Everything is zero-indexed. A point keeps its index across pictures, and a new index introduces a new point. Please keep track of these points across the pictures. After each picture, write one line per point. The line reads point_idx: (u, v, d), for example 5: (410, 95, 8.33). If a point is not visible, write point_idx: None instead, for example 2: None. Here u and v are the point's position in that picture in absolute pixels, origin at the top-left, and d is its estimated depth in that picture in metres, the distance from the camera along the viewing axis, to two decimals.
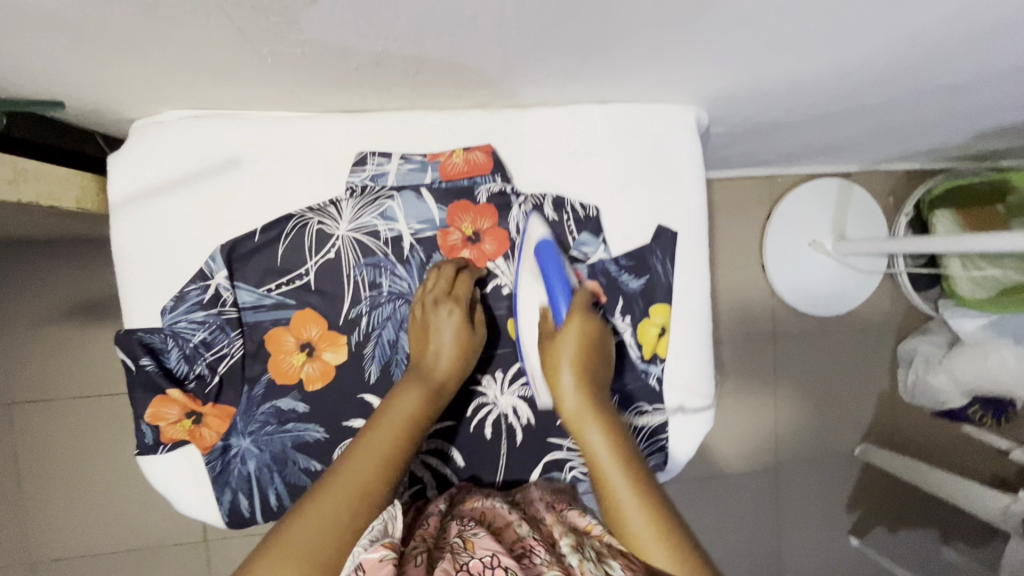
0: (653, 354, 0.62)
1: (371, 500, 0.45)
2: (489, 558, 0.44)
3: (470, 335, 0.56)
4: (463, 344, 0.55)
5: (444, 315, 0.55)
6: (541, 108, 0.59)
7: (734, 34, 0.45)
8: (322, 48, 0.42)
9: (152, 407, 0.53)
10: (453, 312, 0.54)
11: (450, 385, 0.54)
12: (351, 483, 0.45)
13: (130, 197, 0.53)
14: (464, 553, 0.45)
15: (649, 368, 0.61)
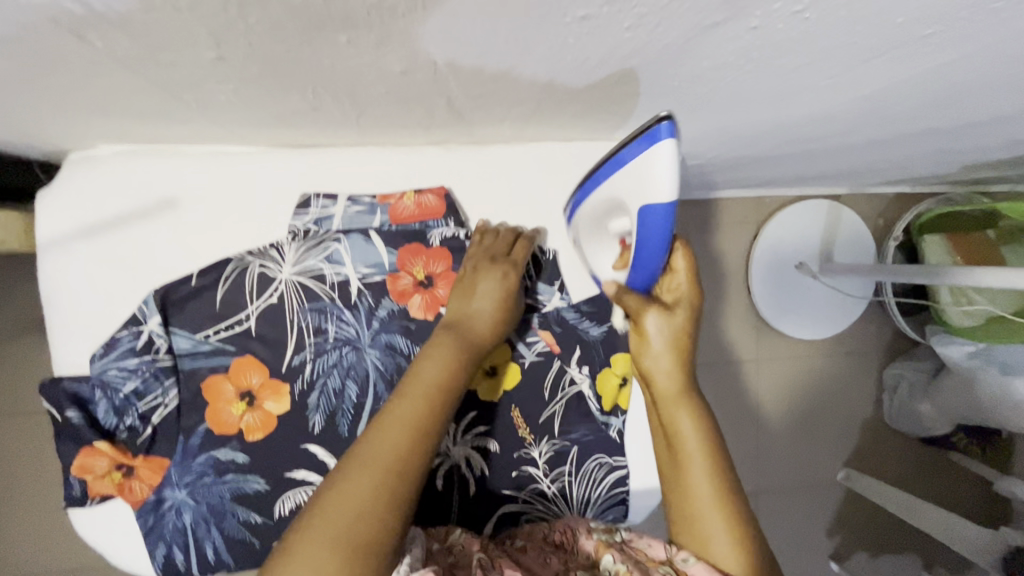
0: (614, 406, 0.60)
1: (418, 454, 0.39)
2: None
3: (511, 300, 0.54)
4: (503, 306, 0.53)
5: (494, 276, 0.53)
6: (500, 146, 0.57)
7: (694, 88, 0.42)
8: (249, 96, 0.39)
9: (78, 459, 0.50)
10: (506, 275, 0.54)
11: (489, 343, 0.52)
12: (398, 449, 0.39)
13: (58, 238, 0.50)
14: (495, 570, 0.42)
15: (610, 420, 0.60)
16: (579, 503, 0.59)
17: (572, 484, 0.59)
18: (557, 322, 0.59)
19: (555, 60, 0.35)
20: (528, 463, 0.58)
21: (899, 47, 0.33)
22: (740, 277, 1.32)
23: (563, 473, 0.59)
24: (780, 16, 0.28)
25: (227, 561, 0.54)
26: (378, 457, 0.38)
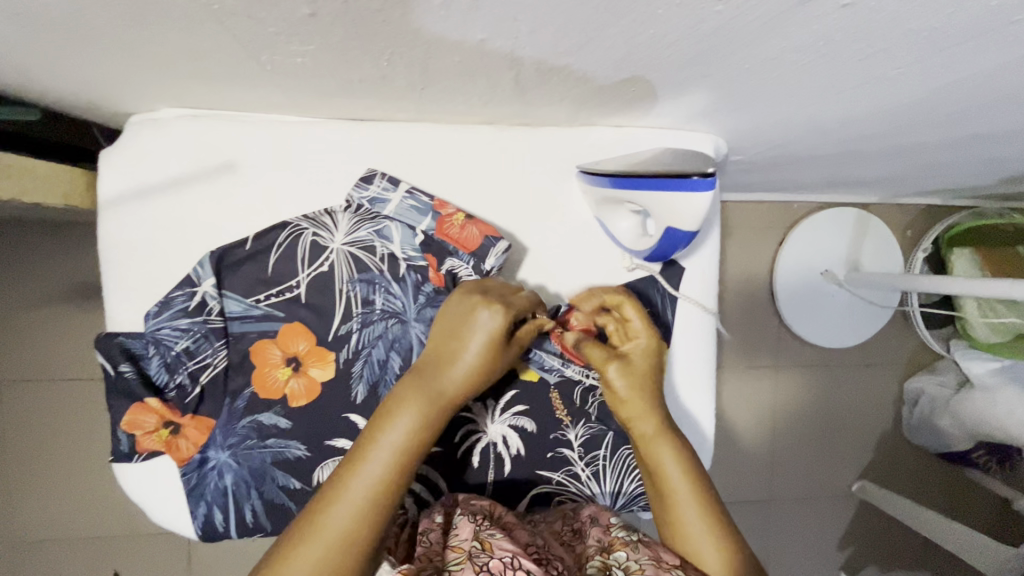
0: None
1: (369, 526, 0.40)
2: (510, 559, 0.42)
3: (500, 347, 0.50)
4: (489, 356, 0.49)
5: (483, 319, 0.49)
6: (552, 128, 0.57)
7: (761, 72, 0.42)
8: (324, 59, 0.40)
9: (128, 415, 0.51)
10: (496, 318, 0.49)
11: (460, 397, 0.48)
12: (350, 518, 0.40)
13: (119, 196, 0.51)
14: (482, 554, 0.43)
15: None
16: (611, 486, 0.59)
17: (605, 468, 0.59)
18: None
19: (635, 34, 0.35)
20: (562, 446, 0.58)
21: (978, 36, 0.33)
22: (765, 282, 1.31)
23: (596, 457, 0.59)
24: None
25: (265, 525, 0.54)
26: (336, 524, 0.39)
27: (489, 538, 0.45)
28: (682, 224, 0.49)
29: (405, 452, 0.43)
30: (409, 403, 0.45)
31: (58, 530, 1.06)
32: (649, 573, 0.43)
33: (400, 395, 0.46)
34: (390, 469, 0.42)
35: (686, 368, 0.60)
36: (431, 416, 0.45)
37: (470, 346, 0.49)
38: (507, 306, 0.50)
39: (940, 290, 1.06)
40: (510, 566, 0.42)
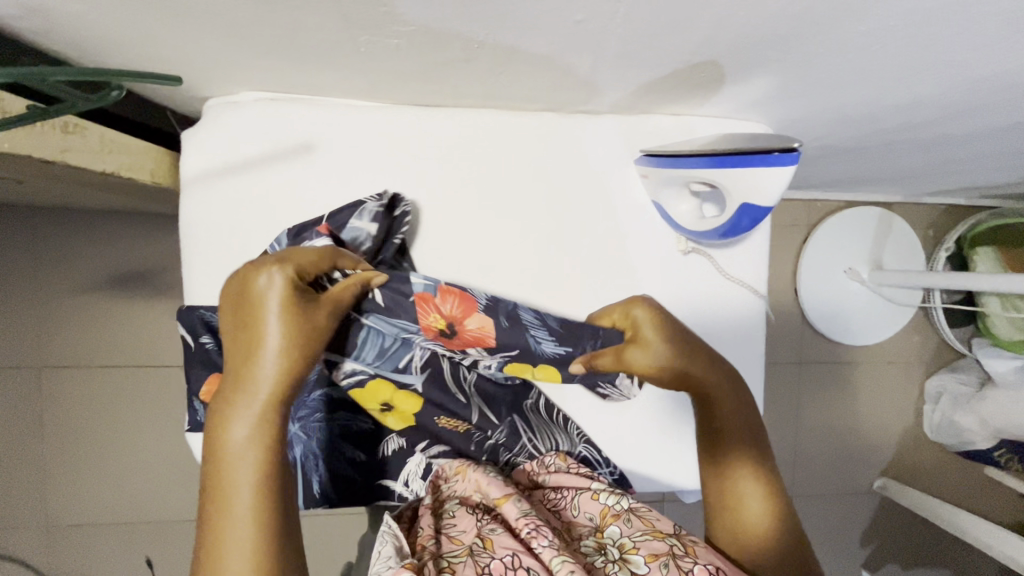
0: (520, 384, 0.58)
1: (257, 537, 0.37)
2: (511, 558, 0.46)
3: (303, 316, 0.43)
4: (290, 327, 0.42)
5: (265, 288, 0.42)
6: (612, 115, 0.59)
7: (827, 58, 0.44)
8: (419, 41, 0.42)
9: (206, 385, 0.52)
10: (274, 283, 0.42)
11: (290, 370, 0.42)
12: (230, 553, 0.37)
13: (201, 174, 0.53)
14: (484, 554, 0.47)
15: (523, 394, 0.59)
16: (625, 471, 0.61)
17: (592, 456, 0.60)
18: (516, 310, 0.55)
19: (722, 15, 0.37)
20: (611, 423, 0.61)
21: None
22: (788, 279, 1.33)
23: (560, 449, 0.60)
24: None
25: (330, 495, 0.57)
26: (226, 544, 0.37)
27: (490, 536, 0.49)
28: (760, 196, 0.49)
29: (260, 473, 0.39)
30: (233, 406, 0.40)
31: (96, 514, 1.07)
32: (645, 552, 0.48)
33: (221, 402, 0.41)
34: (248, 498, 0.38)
35: (739, 347, 0.62)
36: (270, 414, 0.41)
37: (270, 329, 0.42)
38: (284, 266, 0.43)
39: (965, 286, 1.08)
40: (511, 565, 0.45)
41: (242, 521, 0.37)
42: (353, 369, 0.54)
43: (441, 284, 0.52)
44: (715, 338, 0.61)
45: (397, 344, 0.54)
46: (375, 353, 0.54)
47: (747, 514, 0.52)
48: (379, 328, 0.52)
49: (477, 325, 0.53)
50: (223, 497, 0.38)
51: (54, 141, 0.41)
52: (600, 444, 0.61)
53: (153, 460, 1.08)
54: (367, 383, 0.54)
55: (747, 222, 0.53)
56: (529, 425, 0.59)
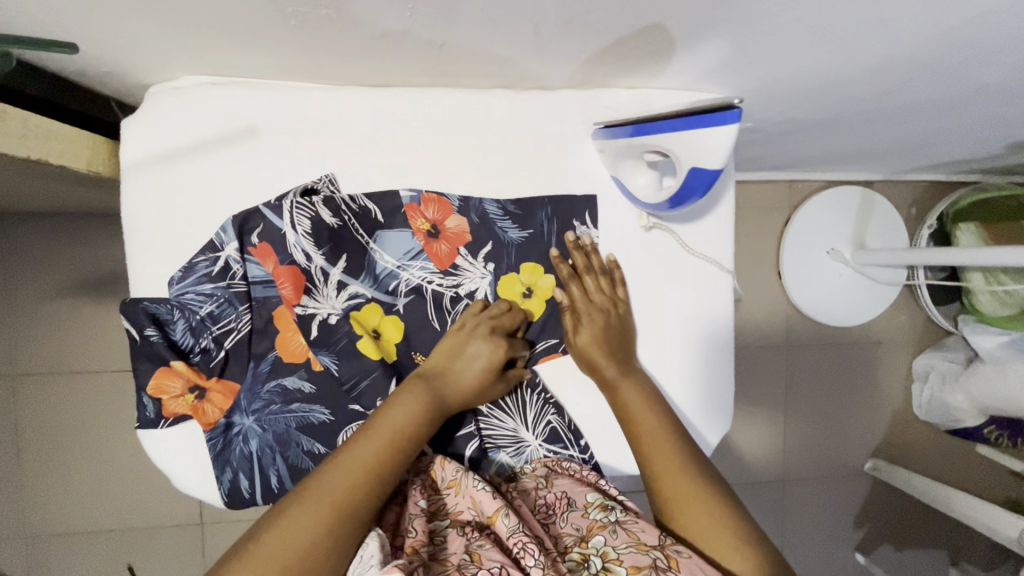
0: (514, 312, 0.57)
1: (373, 483, 0.44)
2: (497, 570, 0.44)
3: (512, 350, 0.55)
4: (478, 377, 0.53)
5: (484, 345, 0.53)
6: (568, 90, 0.57)
7: (777, 17, 0.42)
8: (348, 11, 0.40)
9: (155, 379, 0.51)
10: (495, 349, 0.53)
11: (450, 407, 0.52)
12: (333, 500, 0.42)
13: (142, 161, 0.51)
14: (471, 566, 0.44)
15: None
16: (592, 454, 0.59)
17: (560, 426, 0.58)
18: (474, 210, 0.56)
19: None
20: (578, 406, 0.59)
21: None
22: (772, 263, 1.31)
23: (528, 411, 0.58)
24: None
25: (289, 491, 0.55)
26: (345, 476, 0.43)
27: (477, 550, 0.46)
28: (710, 158, 0.46)
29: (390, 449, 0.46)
30: (413, 392, 0.50)
31: (75, 523, 1.05)
32: (628, 564, 0.45)
33: (409, 386, 0.50)
34: (372, 462, 0.44)
35: (708, 326, 0.60)
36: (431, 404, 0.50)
37: (477, 347, 0.53)
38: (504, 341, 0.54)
39: (948, 262, 1.07)
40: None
41: (359, 478, 0.43)
42: (354, 290, 0.54)
43: (425, 192, 0.55)
44: (682, 317, 0.60)
45: (390, 269, 0.55)
46: (374, 276, 0.55)
47: (676, 496, 0.49)
48: (385, 246, 0.55)
49: (455, 223, 0.56)
50: (358, 456, 0.44)
51: None
52: (577, 429, 0.59)
53: (130, 465, 1.06)
54: (362, 306, 0.54)
55: (700, 182, 0.49)
56: None
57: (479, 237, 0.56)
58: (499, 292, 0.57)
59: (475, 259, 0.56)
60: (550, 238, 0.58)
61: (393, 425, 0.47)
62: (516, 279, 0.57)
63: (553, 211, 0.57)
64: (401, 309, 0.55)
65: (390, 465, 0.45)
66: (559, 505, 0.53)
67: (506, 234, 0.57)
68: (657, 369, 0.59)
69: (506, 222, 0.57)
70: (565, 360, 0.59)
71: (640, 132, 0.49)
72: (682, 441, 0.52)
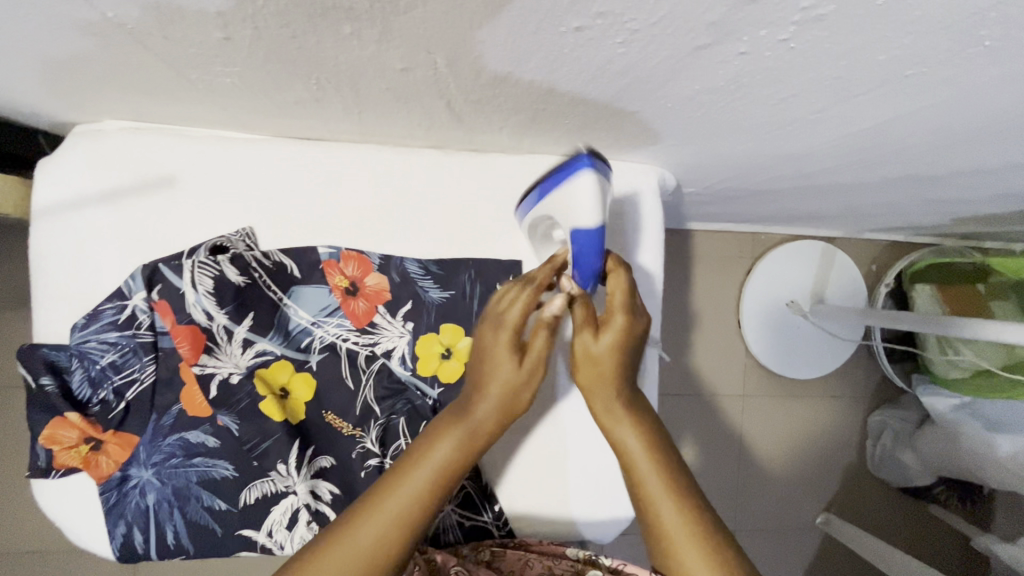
0: (430, 374, 0.56)
1: (403, 530, 0.41)
2: None
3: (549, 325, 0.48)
4: (513, 366, 0.47)
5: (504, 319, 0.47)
6: (499, 154, 0.57)
7: (685, 114, 0.43)
8: (253, 80, 0.40)
9: (47, 429, 0.49)
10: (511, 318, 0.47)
11: (490, 422, 0.47)
12: (354, 551, 0.39)
13: (53, 205, 0.51)
14: None
15: (422, 391, 0.56)
16: (506, 521, 0.58)
17: (473, 491, 0.57)
18: (396, 269, 0.56)
19: (553, 70, 0.35)
20: (495, 473, 0.58)
21: (878, 87, 0.35)
22: (732, 311, 1.32)
23: None
24: (768, 44, 0.29)
25: (186, 547, 0.53)
26: (371, 522, 0.40)
27: None
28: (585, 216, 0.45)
29: (433, 484, 0.43)
30: (450, 430, 0.45)
31: None
32: None
33: (445, 422, 0.46)
34: (404, 506, 0.41)
35: None
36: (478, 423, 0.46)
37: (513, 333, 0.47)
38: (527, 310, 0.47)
39: (900, 325, 1.07)
40: None
41: (385, 525, 0.40)
42: (263, 347, 0.53)
43: (345, 249, 0.55)
44: None
45: (305, 325, 0.54)
46: (286, 332, 0.54)
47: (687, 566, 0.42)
48: (301, 301, 0.55)
49: (375, 281, 0.55)
50: (382, 500, 0.41)
51: None
52: (491, 495, 0.58)
53: None
54: (270, 363, 0.53)
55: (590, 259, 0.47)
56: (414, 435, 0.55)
57: (398, 297, 0.56)
58: (416, 354, 0.56)
59: (393, 320, 0.56)
60: (473, 300, 0.57)
61: (432, 463, 0.44)
62: (436, 340, 0.56)
63: (477, 273, 0.57)
64: (313, 366, 0.54)
65: (418, 507, 0.42)
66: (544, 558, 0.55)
67: (426, 295, 0.56)
68: (576, 438, 0.59)
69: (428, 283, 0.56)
70: None
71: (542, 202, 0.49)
72: (700, 504, 0.45)
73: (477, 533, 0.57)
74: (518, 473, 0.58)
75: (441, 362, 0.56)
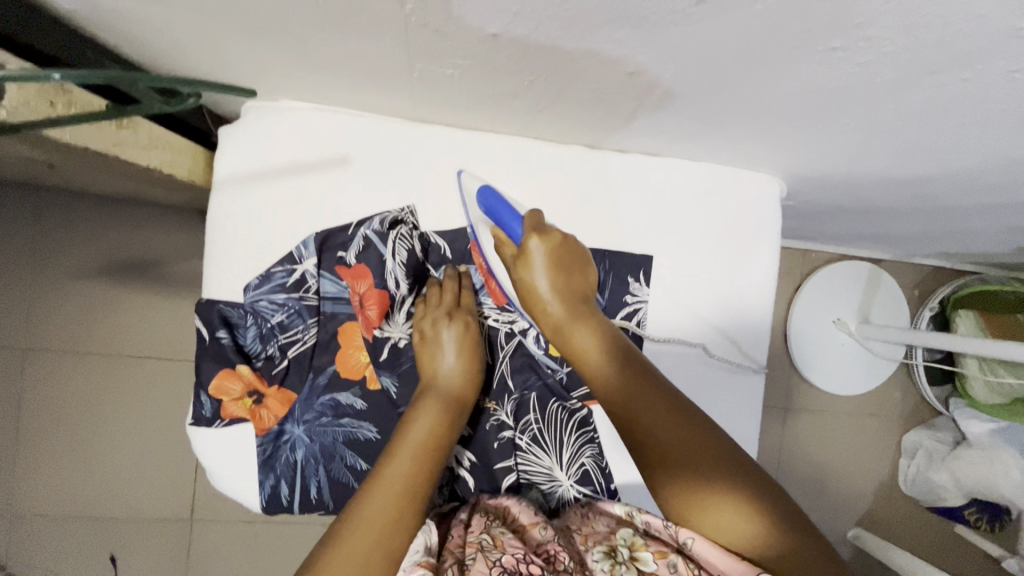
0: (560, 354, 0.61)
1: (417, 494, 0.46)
2: (522, 555, 0.45)
3: (477, 360, 0.57)
4: (467, 359, 0.56)
5: (446, 330, 0.56)
6: (636, 156, 0.60)
7: (854, 132, 0.46)
8: (472, 74, 0.43)
9: (217, 379, 0.54)
10: (456, 328, 0.56)
11: (465, 401, 0.55)
12: (384, 515, 0.44)
13: (235, 174, 0.54)
14: (495, 551, 0.46)
15: (553, 370, 0.61)
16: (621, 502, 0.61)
17: (592, 470, 0.60)
18: None
19: (771, 84, 0.39)
20: (613, 454, 0.61)
21: None
22: (779, 325, 1.36)
23: (564, 451, 0.61)
24: (994, 73, 0.33)
25: (327, 503, 0.56)
26: (384, 493, 0.45)
27: (500, 538, 0.49)
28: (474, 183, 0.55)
29: (418, 470, 0.48)
30: (426, 409, 0.52)
31: (58, 505, 1.01)
32: (655, 550, 0.44)
33: (418, 405, 0.53)
34: (412, 474, 0.47)
35: (739, 394, 0.63)
36: (446, 422, 0.52)
37: (449, 364, 0.55)
38: (463, 319, 0.57)
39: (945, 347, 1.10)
40: (522, 560, 0.45)
41: (398, 489, 0.46)
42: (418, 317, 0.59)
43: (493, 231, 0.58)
44: (716, 381, 0.63)
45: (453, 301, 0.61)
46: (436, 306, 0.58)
47: (653, 443, 0.42)
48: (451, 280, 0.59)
49: None
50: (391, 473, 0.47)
51: (107, 133, 0.45)
52: (609, 474, 0.61)
53: (126, 453, 1.03)
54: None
55: (505, 210, 0.53)
56: (542, 412, 0.61)
57: None
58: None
59: None
60: (605, 290, 0.61)
61: (414, 439, 0.50)
62: None
63: (611, 264, 0.61)
64: None
65: (424, 475, 0.48)
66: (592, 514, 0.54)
67: None
68: None
69: None
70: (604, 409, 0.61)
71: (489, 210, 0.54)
72: (651, 379, 0.46)
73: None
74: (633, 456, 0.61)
75: None
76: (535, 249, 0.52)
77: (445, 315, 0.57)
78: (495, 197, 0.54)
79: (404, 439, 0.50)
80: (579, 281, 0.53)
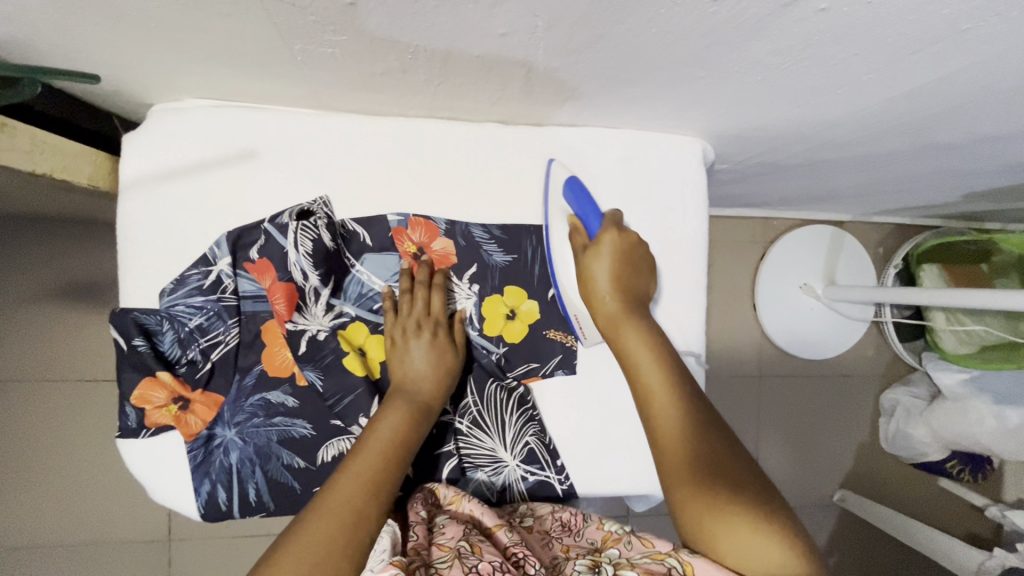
0: (494, 334, 0.61)
1: (377, 491, 0.47)
2: (498, 564, 0.45)
3: (446, 364, 0.57)
4: (435, 364, 0.56)
5: (416, 341, 0.56)
6: (553, 129, 0.60)
7: (747, 81, 0.46)
8: (352, 51, 0.42)
9: (139, 389, 0.53)
10: (425, 339, 0.56)
11: (434, 406, 0.55)
12: (341, 513, 0.44)
13: (139, 178, 0.53)
14: (472, 557, 0.46)
15: (489, 349, 0.61)
16: (568, 476, 0.61)
17: (537, 447, 0.60)
18: (461, 235, 0.59)
19: (642, 36, 0.39)
20: (557, 429, 0.61)
21: (935, 43, 0.38)
22: (748, 294, 1.36)
23: (506, 431, 0.60)
24: None
25: (267, 504, 0.55)
26: (345, 490, 0.46)
27: (478, 544, 0.48)
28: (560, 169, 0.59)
29: (378, 469, 0.48)
30: (392, 408, 0.53)
31: (29, 535, 1.00)
32: (641, 570, 0.46)
33: (385, 404, 0.54)
34: (375, 470, 0.48)
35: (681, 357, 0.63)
36: (414, 423, 0.52)
37: (418, 371, 0.56)
38: (432, 328, 0.57)
39: (908, 301, 1.10)
40: (499, 568, 0.45)
41: (358, 490, 0.46)
42: (341, 309, 0.58)
43: (413, 216, 0.58)
44: None
45: (378, 291, 0.59)
46: (359, 296, 0.58)
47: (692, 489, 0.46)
48: (374, 269, 0.59)
49: (441, 246, 0.59)
50: (353, 472, 0.47)
51: None
52: (555, 449, 0.61)
53: (92, 477, 1.02)
54: (347, 325, 0.58)
55: (590, 210, 0.58)
56: (480, 394, 0.61)
57: (466, 261, 0.59)
58: (483, 314, 0.60)
59: (463, 281, 0.60)
60: (534, 266, 0.61)
61: (379, 439, 0.50)
62: (500, 302, 0.60)
63: (539, 239, 0.60)
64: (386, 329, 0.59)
65: (387, 471, 0.48)
66: (575, 523, 0.56)
67: (489, 260, 0.60)
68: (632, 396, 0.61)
69: (492, 247, 0.60)
70: (543, 385, 0.61)
71: (570, 201, 0.59)
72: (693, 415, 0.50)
73: (541, 487, 0.60)
74: (578, 428, 0.61)
75: (506, 322, 0.61)
76: (608, 245, 0.57)
77: (418, 328, 0.56)
78: (580, 190, 0.59)
79: (370, 439, 0.50)
80: (640, 284, 0.58)
